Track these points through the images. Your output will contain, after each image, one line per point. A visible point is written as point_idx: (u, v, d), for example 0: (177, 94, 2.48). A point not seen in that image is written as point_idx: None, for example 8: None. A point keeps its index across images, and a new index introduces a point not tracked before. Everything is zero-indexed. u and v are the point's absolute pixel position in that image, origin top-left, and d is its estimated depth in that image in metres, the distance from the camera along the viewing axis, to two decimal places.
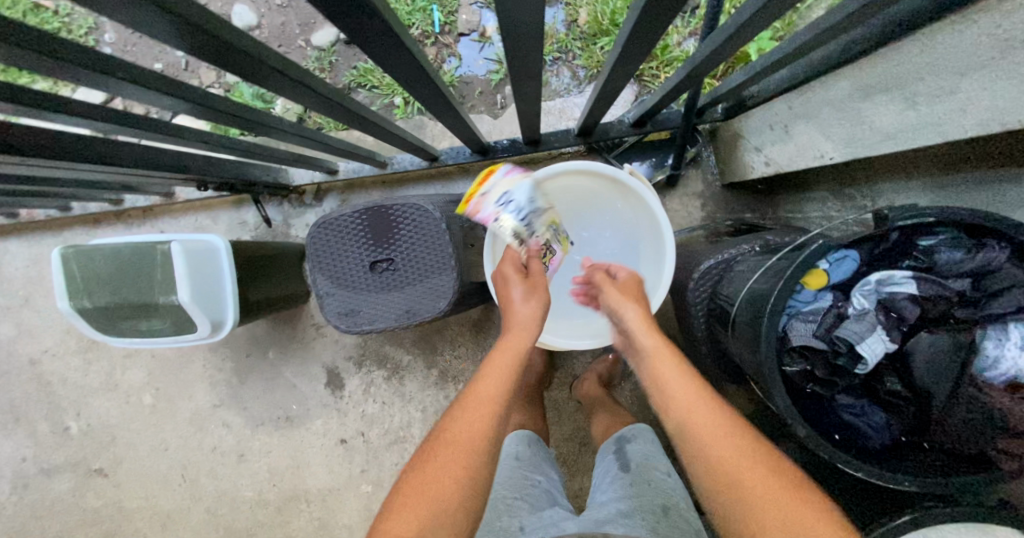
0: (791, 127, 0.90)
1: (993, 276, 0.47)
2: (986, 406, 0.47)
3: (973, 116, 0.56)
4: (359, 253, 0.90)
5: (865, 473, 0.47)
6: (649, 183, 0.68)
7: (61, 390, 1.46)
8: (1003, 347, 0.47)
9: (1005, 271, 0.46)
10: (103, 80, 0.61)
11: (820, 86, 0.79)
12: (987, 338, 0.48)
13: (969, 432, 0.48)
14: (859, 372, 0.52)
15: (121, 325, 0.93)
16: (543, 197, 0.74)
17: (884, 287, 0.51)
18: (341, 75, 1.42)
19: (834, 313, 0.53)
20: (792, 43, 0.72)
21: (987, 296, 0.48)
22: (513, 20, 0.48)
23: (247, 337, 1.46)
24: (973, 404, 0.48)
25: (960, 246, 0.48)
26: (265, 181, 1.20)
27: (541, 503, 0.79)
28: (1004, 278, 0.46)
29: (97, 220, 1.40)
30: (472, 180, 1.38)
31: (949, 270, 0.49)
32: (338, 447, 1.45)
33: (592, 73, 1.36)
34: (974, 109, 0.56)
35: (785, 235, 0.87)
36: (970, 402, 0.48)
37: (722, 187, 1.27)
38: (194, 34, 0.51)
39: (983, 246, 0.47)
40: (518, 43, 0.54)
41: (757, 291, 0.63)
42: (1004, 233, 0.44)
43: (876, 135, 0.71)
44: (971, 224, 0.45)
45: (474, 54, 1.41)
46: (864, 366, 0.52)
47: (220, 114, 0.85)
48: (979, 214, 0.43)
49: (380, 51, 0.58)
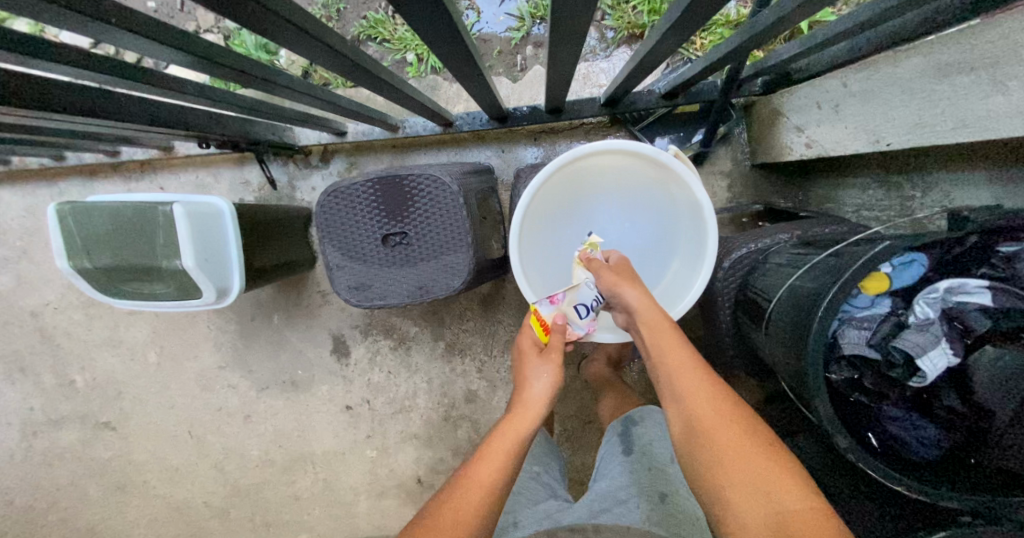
0: (843, 107, 0.83)
1: None
2: None
3: None
4: (371, 226, 0.85)
5: (905, 486, 0.45)
6: (696, 171, 0.62)
7: (65, 344, 1.45)
8: None
9: None
10: (93, 21, 0.54)
11: (887, 63, 0.72)
12: None
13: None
14: (912, 384, 0.49)
15: (123, 287, 0.90)
16: (581, 171, 0.68)
17: (953, 295, 0.47)
18: (351, 25, 1.31)
19: (893, 320, 0.48)
20: (866, 12, 0.64)
21: None
22: None
23: (251, 300, 1.43)
24: None
25: None
26: (271, 140, 1.14)
27: (538, 496, 0.80)
28: None
29: (93, 172, 1.34)
30: (487, 148, 1.31)
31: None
32: (344, 413, 1.45)
33: (622, 35, 1.25)
34: None
35: (825, 225, 0.81)
36: None
37: (752, 168, 1.20)
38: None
39: None
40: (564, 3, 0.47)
41: (802, 291, 0.59)
42: None
43: (947, 122, 0.64)
44: None
45: (494, 9, 1.30)
46: (921, 378, 0.48)
47: (223, 67, 0.77)
48: None
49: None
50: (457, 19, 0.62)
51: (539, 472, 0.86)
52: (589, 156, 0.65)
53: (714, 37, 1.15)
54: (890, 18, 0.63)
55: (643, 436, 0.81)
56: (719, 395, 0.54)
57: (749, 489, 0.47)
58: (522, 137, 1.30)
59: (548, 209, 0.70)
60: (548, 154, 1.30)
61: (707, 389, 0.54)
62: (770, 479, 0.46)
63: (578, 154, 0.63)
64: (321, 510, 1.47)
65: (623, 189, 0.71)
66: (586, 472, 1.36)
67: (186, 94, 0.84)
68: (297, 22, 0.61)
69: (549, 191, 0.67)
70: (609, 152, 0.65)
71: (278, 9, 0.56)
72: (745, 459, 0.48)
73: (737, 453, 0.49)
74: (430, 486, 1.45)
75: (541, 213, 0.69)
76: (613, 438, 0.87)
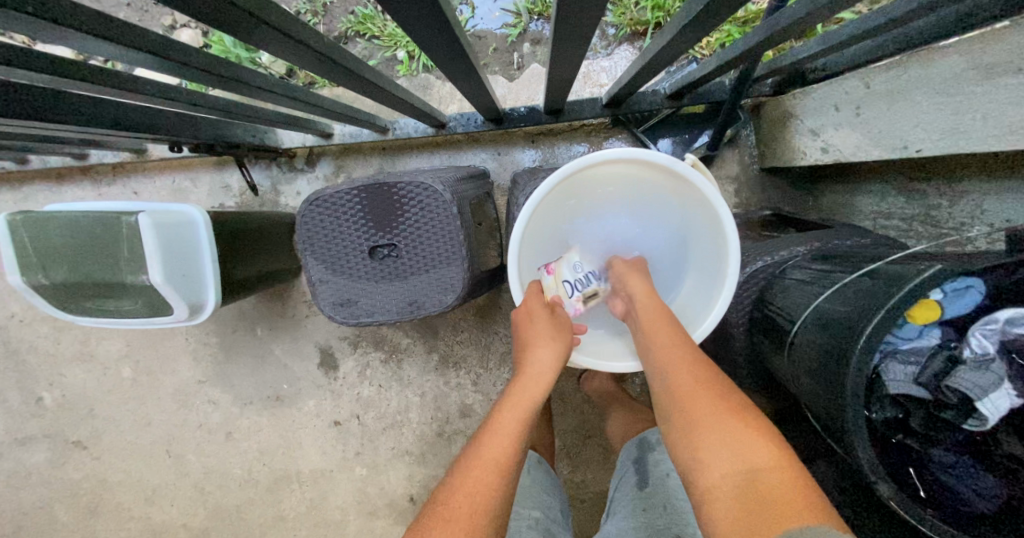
0: (863, 111, 0.77)
1: None
2: None
3: None
4: (356, 236, 0.78)
5: None
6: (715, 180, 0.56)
7: (32, 359, 1.36)
8: None
9: None
10: (38, 25, 0.47)
11: (917, 65, 0.66)
12: None
13: None
14: (967, 427, 0.44)
15: (84, 304, 0.82)
16: (591, 180, 0.62)
17: (1012, 327, 0.42)
18: (337, 21, 1.24)
19: (944, 355, 0.43)
20: (900, 8, 0.58)
21: None
22: None
23: (233, 311, 1.36)
24: None
25: None
26: (251, 143, 1.07)
27: (539, 533, 0.74)
28: None
29: (61, 176, 1.26)
30: (482, 151, 1.24)
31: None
32: (332, 429, 1.38)
33: (624, 33, 1.19)
34: None
35: (847, 237, 0.76)
36: None
37: (759, 171, 1.15)
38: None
39: None
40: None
41: (833, 316, 0.53)
42: None
43: (990, 129, 0.59)
44: None
45: (489, 4, 1.23)
46: (977, 421, 0.43)
47: (193, 69, 0.70)
48: None
49: None
50: (450, 12, 0.55)
51: (540, 506, 0.80)
52: (595, 165, 0.58)
53: (720, 36, 1.08)
54: (929, 15, 0.57)
55: (659, 465, 0.74)
56: (694, 362, 0.52)
57: (720, 450, 0.43)
58: (519, 139, 1.23)
59: (549, 222, 0.64)
60: (546, 157, 1.24)
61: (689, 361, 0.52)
62: (743, 438, 0.43)
63: (584, 163, 0.56)
64: (308, 530, 1.40)
65: (633, 198, 0.65)
66: (587, 490, 1.30)
67: (155, 96, 0.77)
68: (274, 20, 0.54)
69: (550, 203, 0.61)
70: (618, 161, 0.58)
71: (249, 7, 0.49)
72: (714, 419, 0.45)
73: (711, 416, 0.46)
74: (422, 505, 1.38)
75: (540, 226, 0.63)
76: (627, 466, 0.80)
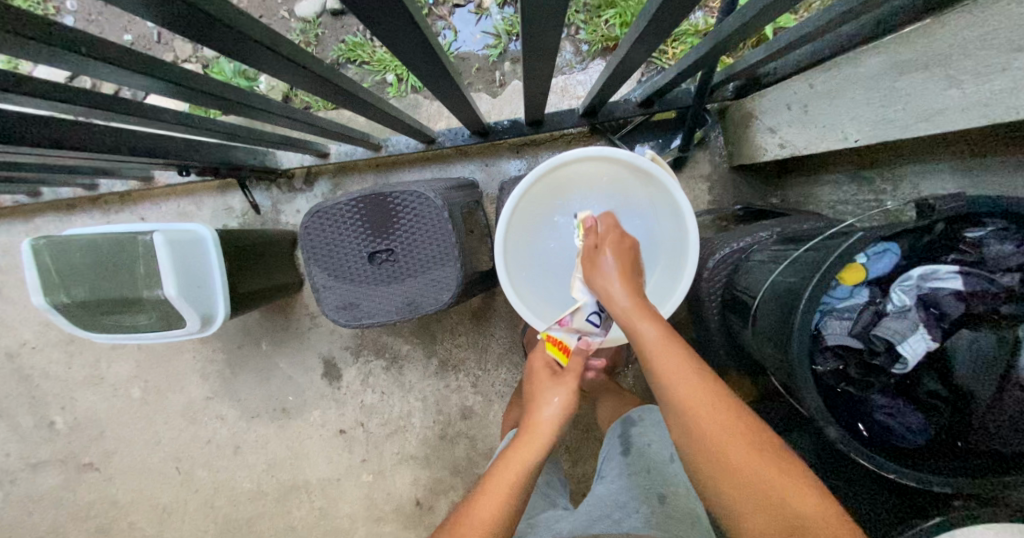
0: (811, 107, 0.86)
1: None
2: None
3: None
4: (356, 244, 0.85)
5: (895, 474, 0.45)
6: (671, 170, 0.65)
7: (43, 384, 1.41)
8: None
9: None
10: (72, 58, 0.54)
11: (848, 64, 0.75)
12: None
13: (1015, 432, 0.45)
14: (896, 371, 0.50)
15: (102, 320, 0.88)
16: (564, 177, 0.70)
17: (927, 282, 0.48)
18: (330, 49, 1.33)
19: (872, 310, 0.50)
20: (824, 16, 0.67)
21: None
22: None
23: (238, 328, 1.41)
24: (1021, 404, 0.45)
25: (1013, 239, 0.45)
26: (254, 165, 1.14)
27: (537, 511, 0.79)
28: None
29: (71, 206, 1.32)
30: (470, 163, 1.32)
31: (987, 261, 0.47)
32: (338, 438, 1.42)
33: (597, 48, 1.28)
34: None
35: (803, 222, 0.83)
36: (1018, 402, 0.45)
37: (730, 169, 1.23)
38: (168, 3, 0.43)
39: None
40: (534, 18, 0.49)
41: (784, 286, 0.60)
42: None
43: (910, 116, 0.67)
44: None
45: (470, 28, 1.33)
46: (903, 365, 0.50)
47: (201, 95, 0.77)
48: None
49: (378, 20, 0.53)
50: (432, 37, 0.63)
51: (539, 488, 0.85)
52: (565, 163, 0.67)
53: (684, 46, 1.19)
54: (849, 21, 0.66)
55: (645, 438, 0.80)
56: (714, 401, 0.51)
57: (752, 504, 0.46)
58: (505, 150, 1.32)
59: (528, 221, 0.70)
60: (531, 166, 1.32)
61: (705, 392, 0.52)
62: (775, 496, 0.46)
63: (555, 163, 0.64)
64: None
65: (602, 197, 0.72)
66: (587, 483, 1.34)
67: (163, 122, 0.84)
68: (280, 48, 0.61)
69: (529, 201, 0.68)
70: (584, 159, 0.66)
71: (259, 37, 0.56)
72: (748, 475, 0.47)
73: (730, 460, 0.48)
74: (428, 508, 1.41)
75: (522, 224, 0.71)
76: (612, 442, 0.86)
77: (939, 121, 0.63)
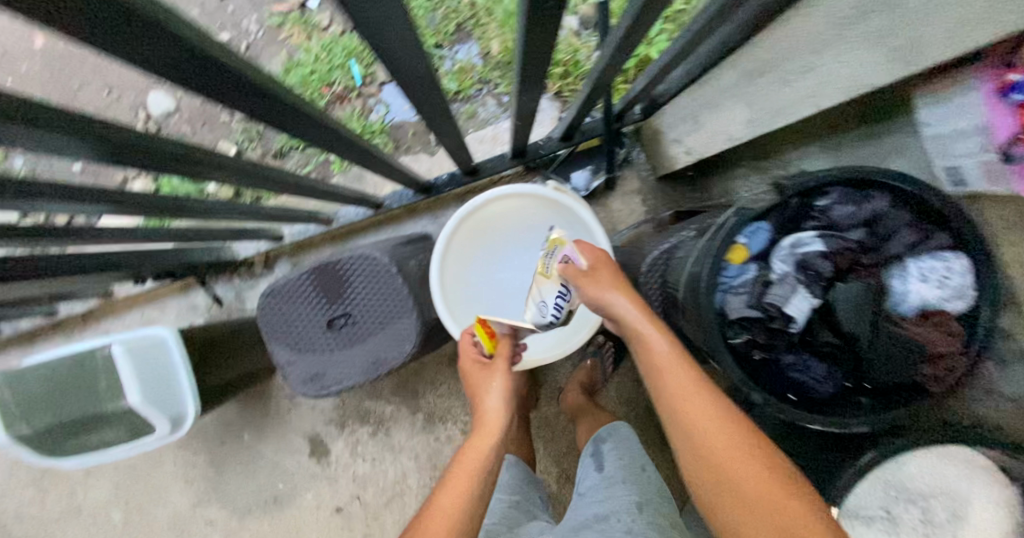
0: (699, 116, 0.98)
1: (882, 223, 0.55)
2: (907, 339, 0.52)
3: (839, 84, 0.62)
4: (313, 315, 0.89)
5: (813, 423, 0.50)
6: (568, 189, 0.74)
7: (17, 528, 1.34)
8: (907, 281, 0.54)
9: (891, 215, 0.54)
10: (23, 198, 0.60)
11: (714, 77, 0.87)
12: (893, 276, 0.55)
13: (897, 361, 0.52)
14: (794, 331, 0.57)
15: (70, 442, 0.88)
16: (479, 220, 0.78)
17: (798, 249, 0.56)
18: (272, 142, 1.42)
19: (761, 282, 0.57)
20: (678, 45, 0.79)
21: (881, 240, 0.55)
22: (407, 76, 0.51)
23: (217, 424, 1.39)
24: (895, 337, 0.53)
25: (851, 200, 0.55)
26: (208, 261, 1.18)
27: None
28: (893, 222, 0.54)
29: (33, 336, 1.33)
30: (420, 219, 1.40)
31: (840, 220, 0.56)
32: (335, 517, 1.38)
33: (514, 97, 1.42)
34: (838, 78, 0.62)
35: (717, 215, 0.92)
36: (893, 336, 0.53)
37: (656, 180, 1.34)
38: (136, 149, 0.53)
39: (870, 198, 0.54)
40: (419, 93, 0.57)
41: (692, 276, 0.67)
42: (886, 182, 0.51)
43: (769, 112, 0.78)
44: (854, 178, 0.52)
45: (400, 100, 1.45)
46: (797, 325, 0.56)
47: (147, 207, 0.83)
48: (856, 171, 0.51)
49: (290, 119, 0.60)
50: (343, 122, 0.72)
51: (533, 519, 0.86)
52: (485, 204, 0.76)
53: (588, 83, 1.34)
54: (698, 47, 0.78)
55: None
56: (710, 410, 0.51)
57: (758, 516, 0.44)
58: (450, 201, 1.40)
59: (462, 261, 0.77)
60: None
61: (706, 400, 0.52)
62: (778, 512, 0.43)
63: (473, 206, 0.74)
64: None
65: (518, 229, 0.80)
66: None
67: (109, 239, 0.87)
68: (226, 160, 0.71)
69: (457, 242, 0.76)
70: (501, 198, 0.76)
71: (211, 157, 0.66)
72: (742, 481, 0.46)
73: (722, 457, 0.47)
74: None
75: (454, 265, 0.78)
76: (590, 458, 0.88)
77: (792, 113, 0.74)
